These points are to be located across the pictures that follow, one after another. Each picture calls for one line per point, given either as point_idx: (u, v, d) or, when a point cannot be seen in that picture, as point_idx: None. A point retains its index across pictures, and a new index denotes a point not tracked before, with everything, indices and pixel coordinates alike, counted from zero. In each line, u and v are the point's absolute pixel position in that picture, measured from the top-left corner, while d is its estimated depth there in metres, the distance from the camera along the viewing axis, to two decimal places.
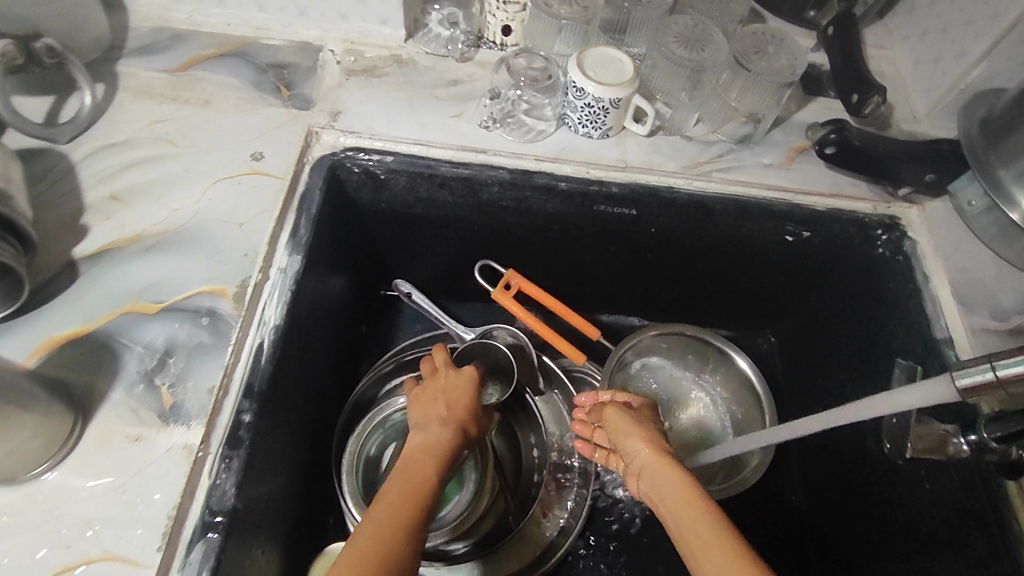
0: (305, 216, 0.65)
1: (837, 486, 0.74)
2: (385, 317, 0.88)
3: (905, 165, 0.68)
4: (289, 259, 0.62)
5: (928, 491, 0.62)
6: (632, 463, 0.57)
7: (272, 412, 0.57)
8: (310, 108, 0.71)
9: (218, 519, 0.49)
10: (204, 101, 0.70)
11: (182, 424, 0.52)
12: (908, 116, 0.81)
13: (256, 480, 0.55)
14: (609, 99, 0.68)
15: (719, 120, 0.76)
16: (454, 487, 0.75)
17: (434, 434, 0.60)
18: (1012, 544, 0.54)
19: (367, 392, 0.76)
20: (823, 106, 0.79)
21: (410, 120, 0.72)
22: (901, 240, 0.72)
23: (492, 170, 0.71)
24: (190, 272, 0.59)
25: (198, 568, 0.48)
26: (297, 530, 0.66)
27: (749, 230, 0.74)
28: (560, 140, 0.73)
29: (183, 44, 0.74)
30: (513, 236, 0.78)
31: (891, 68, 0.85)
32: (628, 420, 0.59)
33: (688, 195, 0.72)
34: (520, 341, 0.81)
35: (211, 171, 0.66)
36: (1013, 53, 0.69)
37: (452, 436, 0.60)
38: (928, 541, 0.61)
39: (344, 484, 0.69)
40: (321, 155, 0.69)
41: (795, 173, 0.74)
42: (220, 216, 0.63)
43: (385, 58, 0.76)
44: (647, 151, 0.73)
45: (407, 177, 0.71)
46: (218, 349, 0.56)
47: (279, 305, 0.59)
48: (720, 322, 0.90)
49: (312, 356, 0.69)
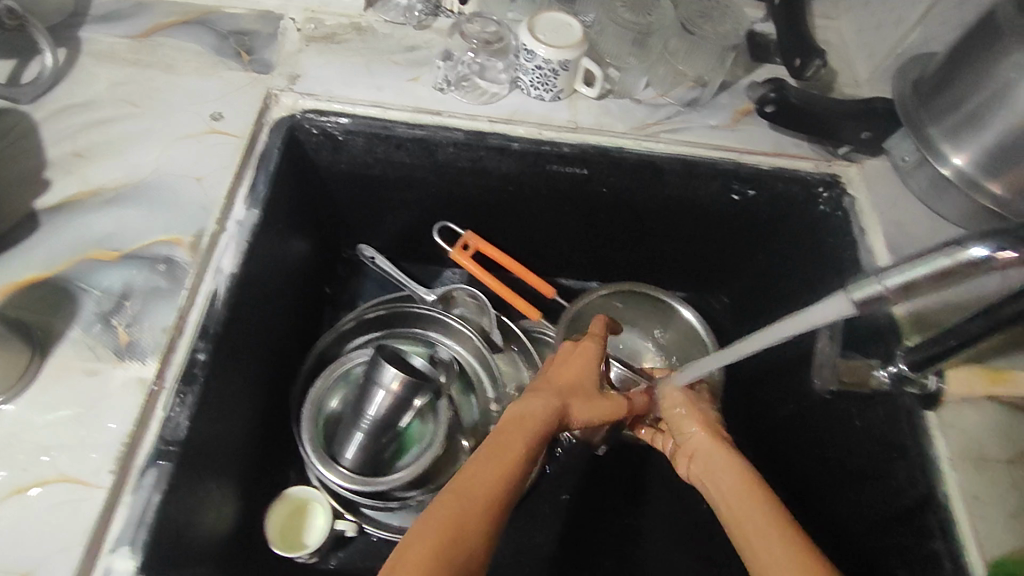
0: (263, 172, 0.67)
1: (785, 431, 0.79)
2: (349, 280, 0.92)
3: (843, 121, 0.71)
4: (246, 212, 0.64)
5: (857, 428, 0.67)
6: (687, 444, 0.64)
7: (227, 354, 0.60)
8: (269, 72, 0.74)
9: (171, 448, 0.52)
10: (166, 65, 0.73)
11: (137, 359, 0.55)
12: (851, 81, 0.84)
13: (210, 416, 0.58)
14: (559, 61, 0.71)
15: (667, 84, 0.78)
16: (413, 439, 0.77)
17: (544, 401, 0.61)
18: (929, 471, 0.59)
19: (330, 349, 0.79)
20: (769, 72, 0.82)
21: (367, 84, 0.74)
22: (841, 198, 0.74)
23: (447, 131, 0.73)
24: (148, 222, 0.62)
25: (150, 492, 0.51)
26: (250, 471, 0.70)
27: (696, 189, 0.77)
28: (515, 103, 0.75)
29: (146, 11, 0.76)
30: (470, 197, 0.81)
31: (837, 37, 0.88)
32: (686, 403, 0.67)
33: (637, 156, 0.74)
34: (479, 301, 0.85)
35: (171, 130, 0.68)
36: (946, 16, 0.72)
37: (559, 406, 0.61)
38: (856, 474, 0.67)
39: (301, 431, 0.72)
40: (280, 117, 0.71)
41: (740, 134, 0.77)
42: (179, 171, 0.66)
43: (344, 26, 0.79)
44: (598, 113, 0.76)
45: (364, 138, 0.74)
46: (174, 293, 0.59)
47: (235, 255, 0.62)
48: (672, 281, 0.94)
49: (272, 309, 0.72)
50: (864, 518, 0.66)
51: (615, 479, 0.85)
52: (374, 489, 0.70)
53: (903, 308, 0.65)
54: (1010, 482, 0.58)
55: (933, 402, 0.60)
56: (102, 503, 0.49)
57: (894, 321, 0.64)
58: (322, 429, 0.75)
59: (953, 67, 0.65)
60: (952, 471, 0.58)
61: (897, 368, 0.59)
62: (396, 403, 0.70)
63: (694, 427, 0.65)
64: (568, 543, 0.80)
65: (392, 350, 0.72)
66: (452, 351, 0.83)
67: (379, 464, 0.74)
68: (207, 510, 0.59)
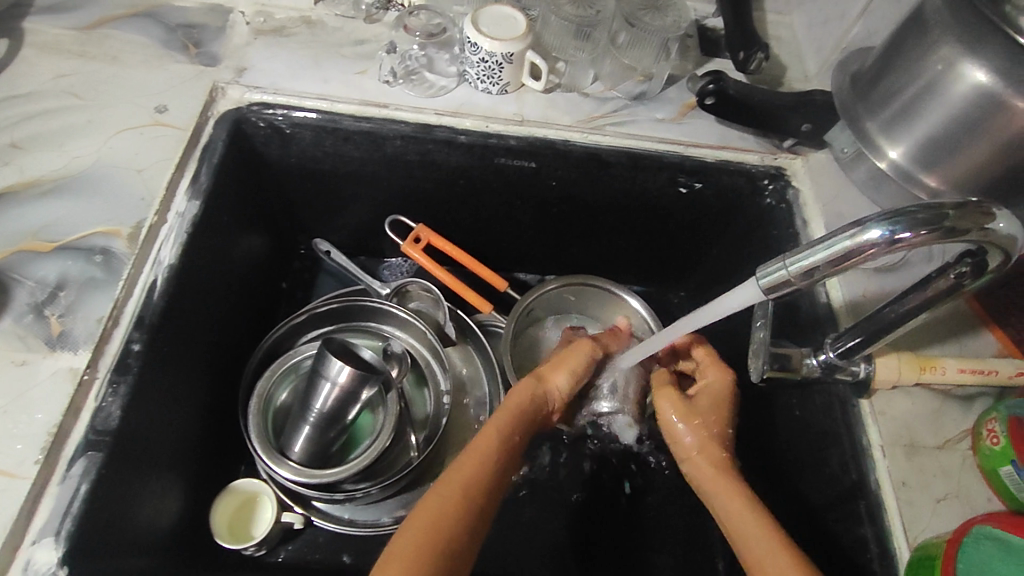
0: (207, 164, 0.68)
1: (734, 424, 0.80)
2: (306, 276, 0.91)
3: (784, 113, 0.73)
4: (187, 204, 0.65)
5: (798, 417, 0.68)
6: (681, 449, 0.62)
7: (166, 344, 0.61)
8: (216, 65, 0.74)
9: (102, 438, 0.53)
10: (112, 57, 0.73)
11: (68, 349, 0.55)
12: (800, 76, 0.85)
13: (146, 407, 0.58)
14: (502, 53, 0.72)
15: (616, 77, 0.79)
16: (364, 430, 0.77)
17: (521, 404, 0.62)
18: (861, 458, 0.60)
19: (281, 341, 0.79)
20: (718, 66, 0.83)
21: (314, 77, 0.74)
22: (785, 190, 0.75)
23: (393, 124, 0.73)
24: (86, 214, 0.63)
25: (78, 482, 0.51)
26: (197, 463, 0.70)
27: (643, 182, 0.77)
28: (461, 96, 0.76)
29: (93, 3, 0.76)
30: (422, 191, 0.81)
31: (788, 32, 0.89)
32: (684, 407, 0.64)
33: (582, 148, 0.75)
34: (433, 295, 0.83)
35: (114, 122, 0.68)
36: (884, 11, 0.73)
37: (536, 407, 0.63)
38: (797, 463, 0.68)
39: (249, 424, 0.71)
40: (225, 110, 0.71)
41: (686, 127, 0.78)
42: (119, 163, 0.66)
43: (294, 19, 0.79)
44: (544, 106, 0.76)
45: (312, 131, 0.73)
46: (109, 283, 0.59)
47: (175, 246, 0.63)
48: (630, 278, 0.94)
49: (219, 301, 0.72)
50: (800, 506, 0.67)
51: (612, 481, 0.81)
52: (320, 482, 0.69)
53: (839, 298, 0.66)
54: (937, 468, 0.59)
55: (865, 390, 0.61)
56: (26, 491, 0.50)
57: (832, 312, 0.65)
58: (272, 423, 0.75)
59: (886, 60, 0.65)
60: (882, 458, 0.59)
61: (827, 357, 0.59)
62: (343, 396, 0.68)
63: (694, 433, 0.62)
64: (565, 549, 0.77)
65: (340, 344, 0.70)
66: (405, 344, 0.83)
67: (328, 457, 0.73)
68: (149, 499, 0.60)
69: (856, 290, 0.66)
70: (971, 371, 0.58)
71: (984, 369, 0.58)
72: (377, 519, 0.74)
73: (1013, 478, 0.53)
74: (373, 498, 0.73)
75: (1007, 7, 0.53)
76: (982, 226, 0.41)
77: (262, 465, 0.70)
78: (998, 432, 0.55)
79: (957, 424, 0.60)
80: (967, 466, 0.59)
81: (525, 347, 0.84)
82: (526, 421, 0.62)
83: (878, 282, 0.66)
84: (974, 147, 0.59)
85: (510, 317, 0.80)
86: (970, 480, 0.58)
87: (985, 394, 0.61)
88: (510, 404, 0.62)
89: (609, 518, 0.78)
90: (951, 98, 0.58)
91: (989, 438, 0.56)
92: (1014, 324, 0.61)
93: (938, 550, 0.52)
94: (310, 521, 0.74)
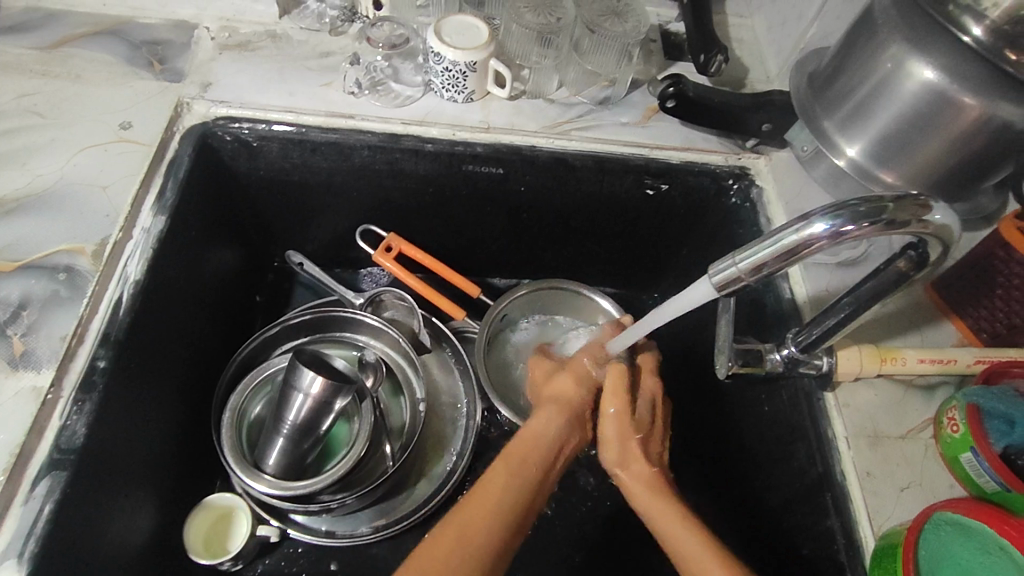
0: (172, 180, 0.68)
1: (708, 421, 0.80)
2: (279, 288, 0.91)
3: (745, 113, 0.74)
4: (153, 220, 0.65)
5: (766, 412, 0.68)
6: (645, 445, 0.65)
7: (134, 361, 0.61)
8: (180, 81, 0.74)
9: (67, 456, 0.53)
10: (76, 75, 0.73)
11: (32, 368, 0.55)
12: (762, 76, 0.86)
13: (113, 425, 0.58)
14: (466, 62, 0.72)
15: (580, 83, 0.81)
16: (339, 442, 0.77)
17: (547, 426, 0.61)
18: (825, 450, 0.60)
19: (254, 355, 0.78)
20: (681, 69, 0.84)
21: (280, 89, 0.75)
22: (749, 189, 0.77)
23: (359, 135, 0.74)
24: (49, 232, 0.62)
25: (42, 501, 0.51)
26: (171, 480, 0.69)
27: (610, 185, 0.78)
28: (427, 105, 0.76)
29: (56, 22, 0.76)
30: (392, 200, 0.81)
31: (750, 33, 0.90)
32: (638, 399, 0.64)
33: (549, 153, 0.76)
34: (408, 303, 0.83)
35: (78, 139, 0.68)
36: (839, 12, 0.74)
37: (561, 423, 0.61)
38: (766, 456, 0.69)
39: (223, 437, 0.71)
40: (191, 125, 0.72)
41: (651, 130, 0.79)
42: (83, 181, 0.66)
43: (259, 33, 0.79)
44: (510, 113, 0.77)
45: (278, 143, 0.74)
46: (73, 300, 0.59)
47: (140, 261, 0.63)
48: (605, 280, 0.94)
49: (190, 317, 0.72)
50: (771, 502, 0.67)
51: (600, 515, 0.80)
52: (295, 494, 0.68)
53: (803, 293, 0.66)
54: (900, 457, 0.60)
55: (829, 382, 0.62)
56: None
57: (796, 306, 0.66)
58: (246, 436, 0.74)
59: (840, 60, 0.66)
60: (846, 450, 0.60)
61: (789, 350, 0.59)
62: (317, 406, 0.68)
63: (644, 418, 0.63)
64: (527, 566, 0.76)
65: (311, 354, 0.70)
66: (379, 352, 0.82)
67: (304, 469, 0.72)
68: (119, 517, 0.60)
69: (819, 286, 0.67)
70: (930, 361, 0.60)
71: (943, 358, 0.60)
72: (355, 529, 0.74)
73: (973, 465, 0.55)
74: (350, 507, 0.72)
75: (950, 7, 0.53)
76: (921, 218, 0.43)
77: (236, 480, 0.70)
78: (958, 420, 0.56)
79: (918, 413, 0.62)
80: (930, 455, 0.60)
81: (500, 355, 0.82)
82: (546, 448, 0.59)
83: (838, 278, 0.67)
84: (926, 143, 0.61)
85: (482, 322, 0.81)
86: (933, 469, 0.59)
87: (946, 383, 0.63)
88: (529, 435, 0.59)
89: (587, 519, 0.79)
90: (902, 95, 0.60)
91: (950, 426, 0.57)
92: (971, 313, 0.64)
93: (899, 537, 0.53)
94: (287, 533, 0.73)
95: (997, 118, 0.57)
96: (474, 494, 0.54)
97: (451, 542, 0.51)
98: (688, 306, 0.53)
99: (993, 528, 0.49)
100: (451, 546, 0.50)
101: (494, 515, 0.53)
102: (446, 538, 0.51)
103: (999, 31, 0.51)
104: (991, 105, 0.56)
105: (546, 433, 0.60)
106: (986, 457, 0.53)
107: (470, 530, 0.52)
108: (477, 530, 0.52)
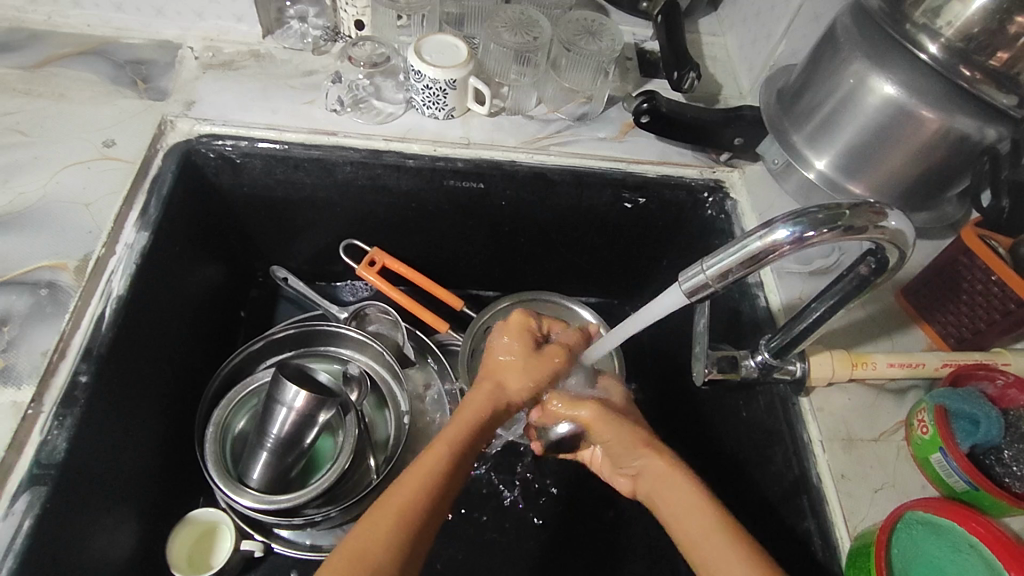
0: (156, 196, 0.69)
1: (689, 428, 0.82)
2: (264, 304, 0.91)
3: (717, 128, 0.76)
4: (136, 235, 0.66)
5: (744, 418, 0.70)
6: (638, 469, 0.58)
7: (115, 376, 0.61)
8: (164, 99, 0.75)
9: (48, 472, 0.53)
10: (59, 94, 0.74)
11: (12, 384, 0.55)
12: (735, 93, 0.89)
13: (94, 440, 0.58)
14: (446, 80, 0.74)
15: (559, 100, 0.83)
16: (321, 458, 0.76)
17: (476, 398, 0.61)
18: (801, 455, 0.62)
19: (238, 369, 0.78)
20: (656, 86, 0.87)
21: (263, 107, 0.76)
22: (724, 201, 0.78)
23: (342, 151, 0.75)
24: (31, 248, 0.63)
25: (20, 518, 0.51)
26: (154, 497, 0.69)
27: (589, 199, 0.80)
28: (408, 122, 0.78)
29: (41, 43, 0.77)
30: (374, 215, 0.82)
31: (722, 51, 0.93)
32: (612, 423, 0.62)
33: (529, 167, 0.77)
34: (392, 316, 0.84)
35: (62, 157, 0.69)
36: (805, 31, 0.77)
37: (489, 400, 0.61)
38: (745, 462, 0.70)
39: (206, 451, 0.71)
40: (175, 143, 0.73)
41: (627, 145, 0.81)
42: (66, 198, 0.66)
43: (243, 53, 0.81)
44: (489, 129, 0.79)
45: (261, 160, 0.75)
46: (55, 316, 0.59)
47: (124, 277, 0.63)
48: (585, 292, 0.96)
49: (174, 335, 0.72)
50: (752, 505, 0.68)
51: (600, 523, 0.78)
52: (280, 507, 0.68)
53: (777, 301, 0.68)
54: (873, 459, 0.61)
55: (803, 388, 0.63)
56: None
57: (771, 314, 0.68)
58: (229, 452, 0.74)
59: (806, 76, 0.68)
60: (821, 454, 0.61)
61: (763, 357, 0.61)
62: (300, 419, 0.68)
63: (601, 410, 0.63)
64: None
65: (295, 368, 0.70)
66: (363, 366, 0.82)
67: (288, 483, 0.72)
68: (99, 534, 0.59)
69: (792, 293, 0.68)
70: (900, 365, 0.62)
71: (911, 362, 0.62)
72: (338, 543, 0.74)
73: (942, 465, 0.56)
74: (335, 520, 0.72)
75: (908, 26, 0.56)
76: (878, 224, 0.45)
77: (220, 495, 0.69)
78: (926, 422, 0.57)
79: (891, 417, 0.63)
80: (902, 457, 0.61)
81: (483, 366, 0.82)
82: (476, 428, 0.58)
83: (808, 286, 0.69)
84: (888, 155, 0.63)
85: (465, 334, 0.81)
86: (905, 470, 0.61)
87: (916, 387, 0.65)
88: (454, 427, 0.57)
89: (584, 530, 0.78)
90: (864, 109, 0.62)
91: (920, 428, 0.58)
92: (938, 319, 0.66)
93: (873, 537, 0.54)
94: (270, 548, 0.73)
95: (954, 131, 0.59)
96: (398, 483, 0.52)
97: (377, 526, 0.48)
98: (669, 310, 0.53)
99: (963, 526, 0.52)
100: (374, 532, 0.48)
101: (417, 501, 0.51)
102: (375, 518, 0.49)
103: (953, 49, 0.54)
104: (947, 118, 0.58)
105: (478, 414, 0.59)
106: (955, 458, 0.55)
107: (397, 515, 0.49)
108: (401, 519, 0.49)
